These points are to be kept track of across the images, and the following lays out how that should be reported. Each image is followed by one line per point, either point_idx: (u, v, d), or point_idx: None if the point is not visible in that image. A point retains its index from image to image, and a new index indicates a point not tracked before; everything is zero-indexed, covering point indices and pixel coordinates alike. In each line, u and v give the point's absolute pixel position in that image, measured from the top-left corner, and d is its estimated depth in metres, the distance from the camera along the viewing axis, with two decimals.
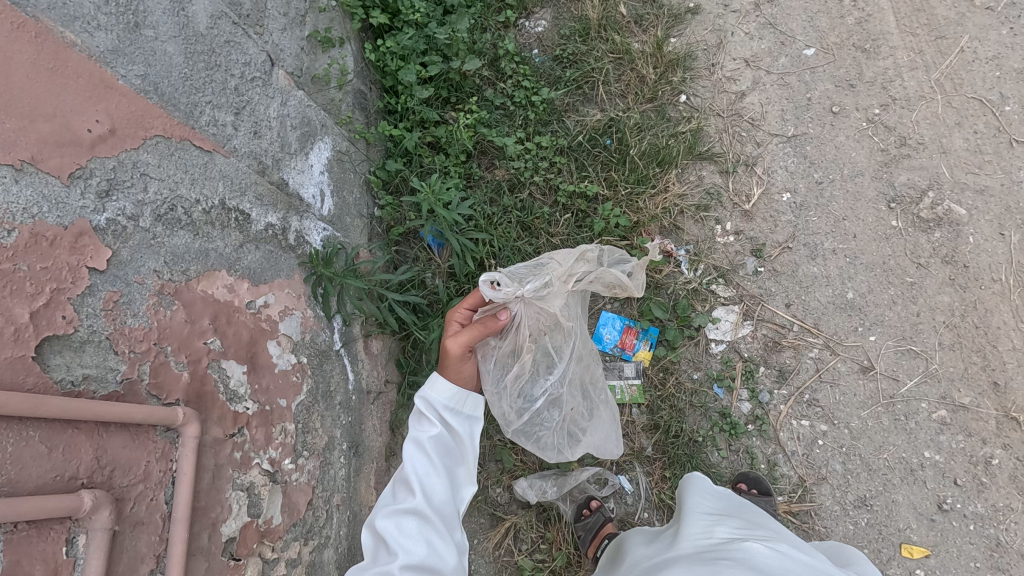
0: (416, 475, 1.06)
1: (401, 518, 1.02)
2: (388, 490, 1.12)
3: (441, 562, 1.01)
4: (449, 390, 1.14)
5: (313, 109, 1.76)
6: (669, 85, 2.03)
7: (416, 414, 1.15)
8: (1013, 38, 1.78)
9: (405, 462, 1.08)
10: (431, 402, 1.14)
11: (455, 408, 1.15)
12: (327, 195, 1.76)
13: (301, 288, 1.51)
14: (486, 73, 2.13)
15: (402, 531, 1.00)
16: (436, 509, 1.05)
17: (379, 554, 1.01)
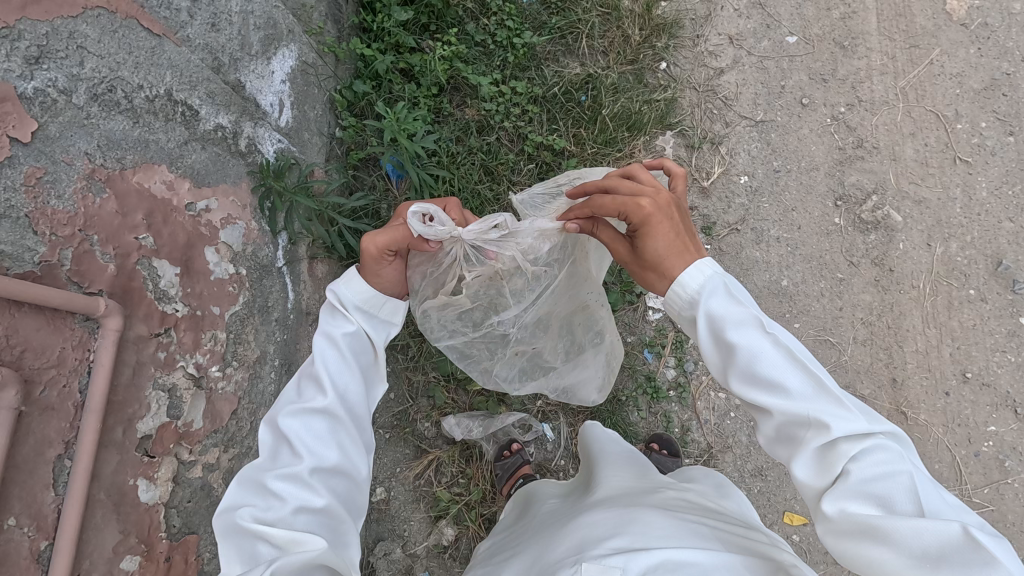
0: (327, 373, 1.03)
1: (311, 418, 0.99)
2: (289, 387, 1.07)
3: (349, 464, 1.01)
4: (365, 292, 1.13)
5: (280, 12, 1.67)
6: (652, 51, 2.02)
7: (328, 312, 1.11)
8: (979, 59, 1.84)
9: (316, 360, 1.04)
10: (343, 300, 1.11)
11: (365, 308, 1.13)
12: (286, 106, 1.68)
13: (247, 199, 1.46)
14: (470, 5, 2.07)
15: (311, 431, 0.98)
16: (346, 411, 1.03)
17: (281, 453, 0.97)
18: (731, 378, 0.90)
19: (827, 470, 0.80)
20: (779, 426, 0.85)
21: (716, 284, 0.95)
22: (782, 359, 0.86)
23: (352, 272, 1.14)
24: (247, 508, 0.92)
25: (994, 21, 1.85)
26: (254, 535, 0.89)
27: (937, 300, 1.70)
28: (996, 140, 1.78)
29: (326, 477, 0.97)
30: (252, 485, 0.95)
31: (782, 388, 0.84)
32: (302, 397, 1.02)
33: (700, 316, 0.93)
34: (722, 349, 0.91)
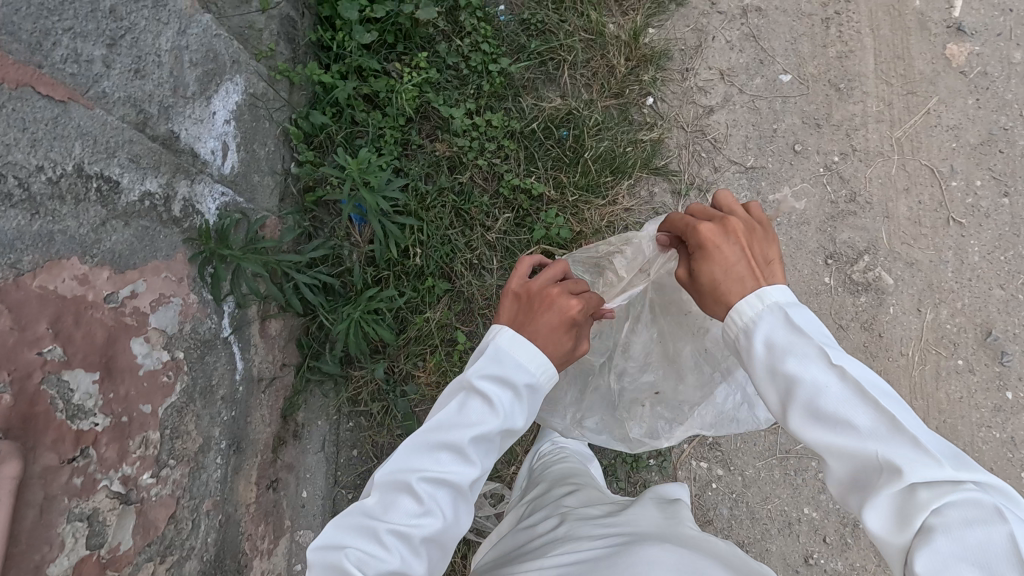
0: (475, 448, 0.96)
1: (438, 487, 0.94)
2: (426, 434, 0.99)
3: (454, 534, 0.98)
4: (546, 367, 1.02)
5: (222, 39, 1.45)
6: (638, 84, 1.89)
7: (495, 375, 1.00)
8: (977, 110, 1.75)
9: (469, 428, 0.96)
10: (516, 378, 1.00)
11: (535, 385, 1.02)
12: (231, 150, 1.48)
13: (185, 270, 1.28)
14: (442, 24, 1.91)
15: (437, 499, 0.94)
16: (473, 484, 0.99)
17: (396, 509, 0.94)
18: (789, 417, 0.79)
19: (908, 522, 0.66)
20: (845, 472, 0.74)
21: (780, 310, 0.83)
22: (852, 396, 0.74)
23: (522, 340, 1.03)
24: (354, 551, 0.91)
25: (993, 70, 1.76)
26: None
27: (926, 370, 1.65)
28: (992, 201, 1.70)
29: (433, 546, 0.94)
30: (361, 530, 0.93)
31: (846, 429, 0.73)
32: (435, 457, 0.96)
33: (757, 345, 0.82)
34: (781, 384, 0.80)
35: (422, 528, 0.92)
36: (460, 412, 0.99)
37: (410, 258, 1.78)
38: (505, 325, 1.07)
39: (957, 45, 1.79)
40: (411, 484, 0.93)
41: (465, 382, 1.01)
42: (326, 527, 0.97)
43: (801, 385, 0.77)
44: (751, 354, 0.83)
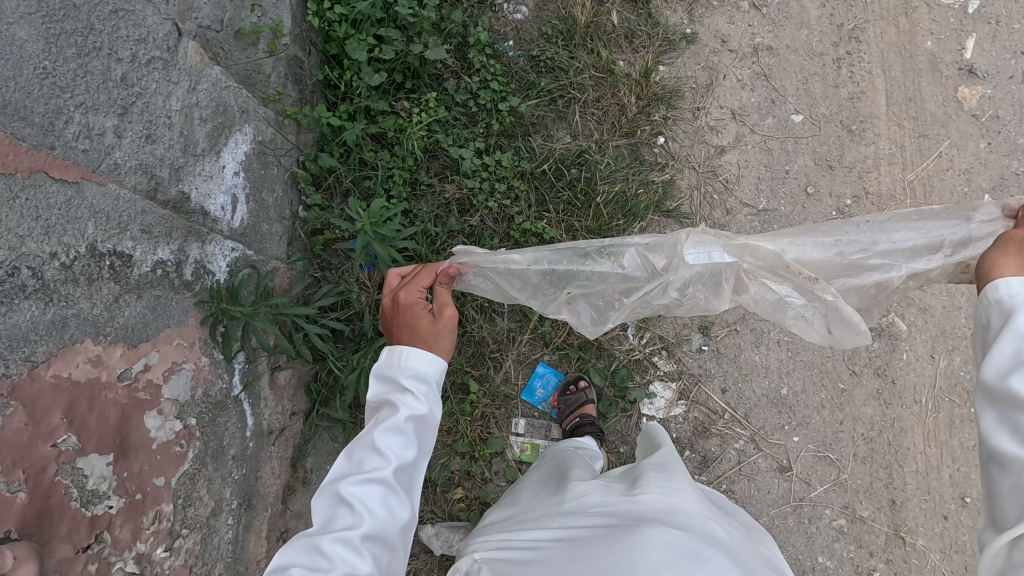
0: (389, 443, 1.02)
1: (370, 485, 0.99)
2: (344, 454, 1.05)
3: (397, 534, 0.99)
4: (430, 360, 1.11)
5: (232, 90, 1.42)
6: (650, 123, 1.88)
7: (386, 377, 1.10)
8: (989, 153, 1.75)
9: (377, 428, 1.03)
10: (401, 374, 1.09)
11: (427, 378, 1.10)
12: (240, 202, 1.46)
13: (196, 334, 1.25)
14: (450, 61, 1.89)
15: (371, 499, 0.98)
16: (403, 480, 1.03)
17: (336, 517, 0.97)
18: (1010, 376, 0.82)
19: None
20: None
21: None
22: None
23: (403, 348, 1.12)
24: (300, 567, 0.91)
25: (1005, 113, 1.76)
26: None
27: (940, 417, 1.65)
28: None
29: (376, 546, 0.95)
30: (301, 546, 0.95)
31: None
32: (362, 463, 1.01)
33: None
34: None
35: (360, 528, 0.95)
36: (374, 421, 1.06)
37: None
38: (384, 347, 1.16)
39: (969, 87, 1.79)
40: (342, 492, 0.98)
41: (369, 400, 1.11)
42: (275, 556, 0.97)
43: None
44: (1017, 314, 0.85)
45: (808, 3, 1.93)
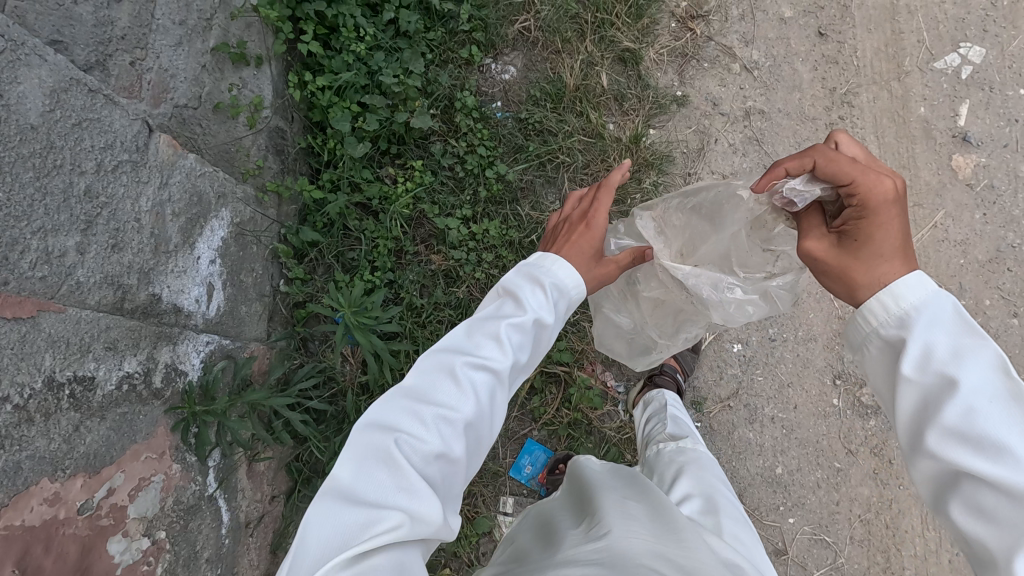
0: (508, 336, 0.98)
1: (482, 372, 0.94)
2: (461, 329, 1.01)
3: (487, 431, 0.95)
4: (574, 276, 1.09)
5: (208, 177, 1.38)
6: (640, 190, 1.84)
7: (526, 277, 1.06)
8: (985, 224, 1.72)
9: (506, 319, 1.00)
10: (546, 278, 1.06)
11: (564, 292, 1.08)
12: (217, 290, 1.41)
13: (166, 441, 1.20)
14: (437, 125, 1.86)
15: (478, 388, 0.93)
16: (510, 375, 0.99)
17: (439, 387, 0.92)
18: (927, 432, 0.79)
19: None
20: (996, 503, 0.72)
21: (933, 303, 0.83)
22: (1007, 404, 0.74)
23: (556, 258, 1.11)
24: (400, 439, 0.85)
25: (1000, 184, 1.73)
26: (388, 458, 0.82)
27: None
28: (1000, 321, 1.66)
29: (467, 432, 0.91)
30: (400, 414, 0.89)
31: (1003, 452, 0.72)
32: (479, 346, 0.97)
33: (915, 341, 0.82)
34: (940, 387, 0.79)
35: (463, 413, 0.90)
36: (497, 311, 1.03)
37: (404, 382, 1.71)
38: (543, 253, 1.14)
39: (963, 155, 1.76)
40: (455, 369, 0.93)
41: (501, 286, 1.07)
42: (365, 413, 0.90)
43: (960, 393, 0.76)
44: (904, 345, 0.83)
45: (800, 65, 1.91)
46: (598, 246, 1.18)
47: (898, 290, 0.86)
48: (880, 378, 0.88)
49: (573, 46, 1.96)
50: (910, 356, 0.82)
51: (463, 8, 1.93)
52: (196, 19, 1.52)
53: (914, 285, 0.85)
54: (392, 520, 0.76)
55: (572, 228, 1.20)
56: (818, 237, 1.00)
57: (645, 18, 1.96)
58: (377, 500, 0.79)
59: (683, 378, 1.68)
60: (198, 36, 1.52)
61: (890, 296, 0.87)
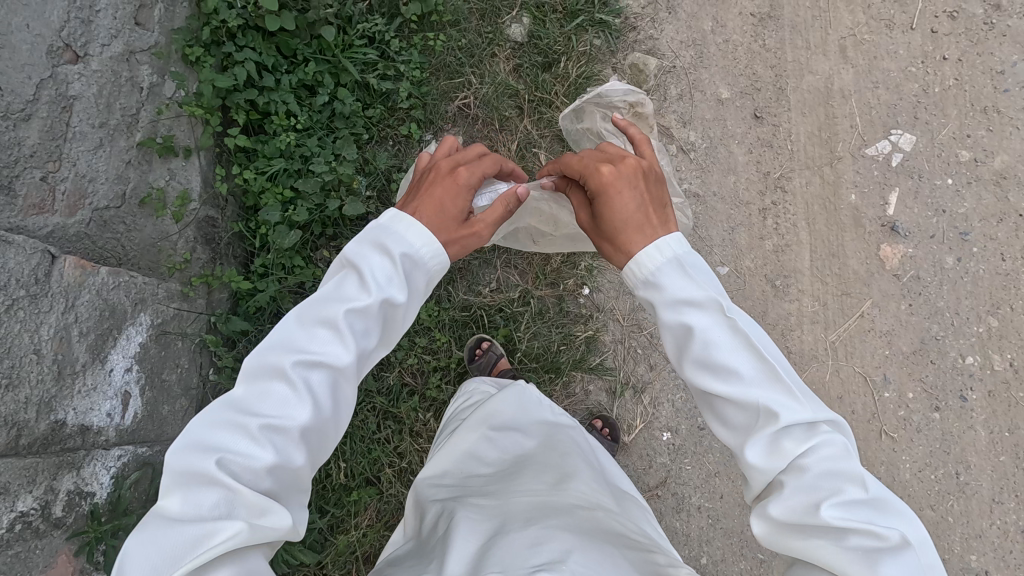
0: (347, 323, 0.93)
1: (316, 368, 0.90)
2: (294, 319, 0.95)
3: (333, 421, 0.93)
4: (428, 241, 1.05)
5: (122, 287, 1.38)
6: (574, 274, 1.83)
7: (369, 250, 1.00)
8: (910, 314, 1.74)
9: (344, 305, 0.94)
10: (392, 250, 1.00)
11: (415, 263, 1.03)
12: (135, 397, 1.41)
13: (68, 567, 1.22)
14: (373, 205, 1.86)
15: (313, 383, 0.90)
16: (356, 366, 0.96)
17: (270, 392, 0.88)
18: (685, 365, 0.99)
19: (779, 457, 0.88)
20: (734, 412, 0.93)
21: (671, 262, 1.02)
22: (736, 345, 0.94)
23: (410, 220, 1.05)
24: (229, 456, 0.82)
25: (926, 274, 1.75)
26: (215, 478, 0.80)
27: None
28: (923, 415, 1.68)
29: (307, 433, 0.89)
30: (228, 426, 0.85)
31: (736, 375, 0.92)
32: (312, 338, 0.92)
33: (657, 286, 1.01)
34: (680, 334, 0.98)
35: (299, 419, 0.87)
36: (338, 291, 0.96)
37: (331, 475, 1.70)
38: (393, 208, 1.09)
39: (891, 245, 1.78)
40: (284, 369, 0.88)
41: (343, 261, 1.01)
42: (187, 429, 0.85)
43: (697, 331, 0.95)
44: (660, 298, 1.00)
45: (736, 148, 1.92)
46: (466, 196, 1.16)
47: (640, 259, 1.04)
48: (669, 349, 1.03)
49: (512, 124, 1.99)
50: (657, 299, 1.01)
51: (402, 86, 1.95)
52: (118, 118, 1.52)
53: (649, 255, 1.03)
54: (226, 534, 0.76)
55: (438, 179, 1.17)
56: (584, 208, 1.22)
57: (583, 98, 1.99)
58: (208, 515, 0.78)
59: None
60: (122, 135, 1.53)
61: (636, 263, 1.05)
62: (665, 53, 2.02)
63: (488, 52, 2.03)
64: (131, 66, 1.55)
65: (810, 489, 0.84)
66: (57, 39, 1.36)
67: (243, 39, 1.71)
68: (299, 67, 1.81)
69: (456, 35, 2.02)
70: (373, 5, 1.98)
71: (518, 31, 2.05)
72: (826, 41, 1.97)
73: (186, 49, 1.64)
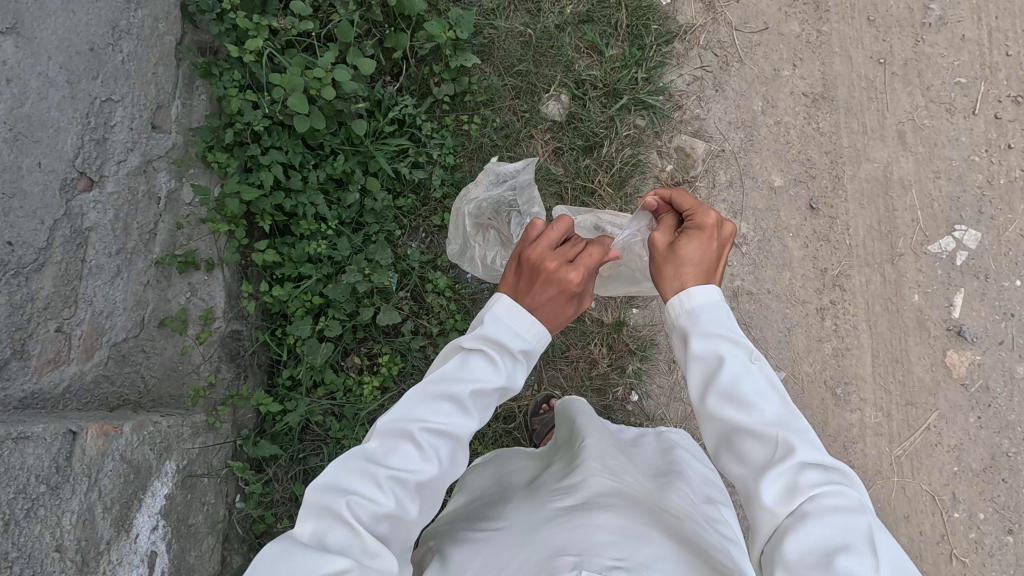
0: (470, 399, 0.91)
1: (440, 438, 0.90)
2: (424, 384, 0.94)
3: (444, 488, 0.92)
4: (543, 337, 0.97)
5: (148, 440, 1.26)
6: (623, 380, 1.75)
7: (491, 338, 0.95)
8: (979, 428, 1.68)
9: (471, 383, 0.92)
10: (514, 346, 0.95)
11: (533, 355, 0.98)
12: (161, 556, 1.28)
13: None
14: (407, 307, 1.75)
15: (435, 451, 0.89)
16: (469, 439, 0.94)
17: (400, 450, 0.88)
18: (706, 399, 0.89)
19: (790, 498, 0.78)
20: (754, 449, 0.83)
21: (711, 303, 0.92)
22: (764, 387, 0.86)
23: (532, 320, 0.96)
24: (355, 499, 0.83)
25: (996, 384, 1.69)
26: (343, 518, 0.81)
27: None
28: (995, 537, 1.64)
29: (426, 492, 0.88)
30: (356, 467, 0.87)
31: (757, 412, 0.84)
32: (437, 410, 0.90)
33: (682, 319, 0.92)
34: (705, 369, 0.89)
35: (420, 478, 0.87)
36: (466, 366, 0.93)
37: None
38: (506, 294, 0.99)
39: (959, 352, 1.70)
40: (415, 432, 0.88)
41: (464, 341, 0.96)
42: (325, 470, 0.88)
43: (724, 367, 0.87)
44: (688, 331, 0.91)
45: (791, 241, 1.81)
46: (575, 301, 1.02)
47: (691, 296, 0.92)
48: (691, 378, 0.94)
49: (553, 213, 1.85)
50: (682, 332, 0.92)
51: (435, 173, 1.80)
52: (136, 239, 1.38)
53: (707, 293, 0.92)
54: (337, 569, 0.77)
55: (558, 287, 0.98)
56: (664, 230, 1.03)
57: (628, 186, 1.87)
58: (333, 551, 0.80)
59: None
60: (140, 256, 1.39)
61: (686, 296, 0.93)
62: (713, 135, 1.90)
63: (525, 133, 1.90)
64: (148, 177, 1.41)
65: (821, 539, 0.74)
66: (71, 169, 1.23)
67: (269, 138, 1.58)
68: (327, 160, 1.65)
69: (491, 115, 1.88)
70: (403, 85, 1.83)
71: (557, 109, 1.92)
72: (884, 124, 1.86)
73: (207, 154, 1.51)
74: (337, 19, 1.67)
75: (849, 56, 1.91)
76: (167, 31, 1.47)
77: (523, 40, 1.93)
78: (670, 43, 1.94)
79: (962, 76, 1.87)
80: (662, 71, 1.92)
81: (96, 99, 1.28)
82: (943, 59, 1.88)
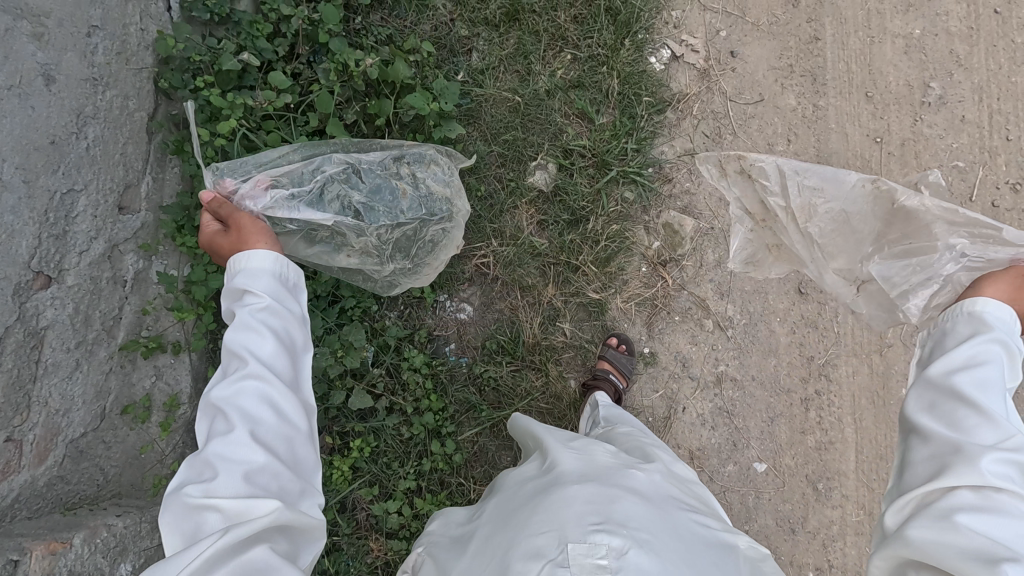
0: (243, 341, 0.94)
1: (241, 382, 0.90)
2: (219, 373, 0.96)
3: (290, 423, 0.90)
4: (270, 258, 1.03)
5: (101, 548, 1.23)
6: None
7: (240, 287, 0.99)
8: None
9: (236, 324, 0.95)
10: (249, 283, 1.00)
11: (283, 276, 1.03)
12: None
13: None
14: (382, 386, 1.70)
15: (241, 396, 0.89)
16: (280, 372, 0.94)
17: (214, 427, 0.88)
18: (942, 371, 0.92)
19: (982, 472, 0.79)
20: (957, 420, 0.85)
21: (1006, 321, 0.97)
22: (997, 386, 0.89)
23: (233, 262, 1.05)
24: (190, 487, 0.82)
25: None
26: (197, 508, 0.80)
27: None
28: None
29: (265, 441, 0.86)
30: (187, 466, 0.86)
31: (986, 398, 0.86)
32: (228, 371, 0.93)
33: (987, 317, 0.97)
34: (979, 350, 0.92)
35: (243, 431, 0.85)
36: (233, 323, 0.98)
37: None
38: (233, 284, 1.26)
39: None
40: (214, 404, 0.89)
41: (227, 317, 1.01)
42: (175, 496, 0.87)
43: (989, 358, 0.91)
44: (985, 330, 0.95)
45: (777, 326, 1.76)
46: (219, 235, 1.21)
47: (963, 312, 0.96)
48: (934, 349, 0.99)
49: (537, 288, 1.81)
50: (982, 325, 0.96)
51: None
52: (98, 330, 1.34)
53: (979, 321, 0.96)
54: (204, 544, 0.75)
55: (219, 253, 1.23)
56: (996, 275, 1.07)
57: (613, 264, 1.82)
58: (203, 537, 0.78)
59: (622, 381, 1.70)
60: (103, 345, 1.35)
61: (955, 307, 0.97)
62: (702, 212, 1.86)
63: (510, 204, 1.84)
64: (113, 263, 1.37)
65: (1004, 526, 0.75)
66: (26, 270, 1.18)
67: None
68: None
69: (476, 184, 1.83)
70: None
71: (543, 179, 1.87)
72: None
73: (177, 236, 1.47)
74: (317, 88, 1.63)
75: (846, 134, 1.86)
76: (138, 108, 1.42)
77: (511, 105, 1.88)
78: (662, 113, 1.89)
79: (960, 160, 1.82)
80: (653, 142, 1.87)
81: (56, 193, 1.23)
82: (942, 140, 1.84)
